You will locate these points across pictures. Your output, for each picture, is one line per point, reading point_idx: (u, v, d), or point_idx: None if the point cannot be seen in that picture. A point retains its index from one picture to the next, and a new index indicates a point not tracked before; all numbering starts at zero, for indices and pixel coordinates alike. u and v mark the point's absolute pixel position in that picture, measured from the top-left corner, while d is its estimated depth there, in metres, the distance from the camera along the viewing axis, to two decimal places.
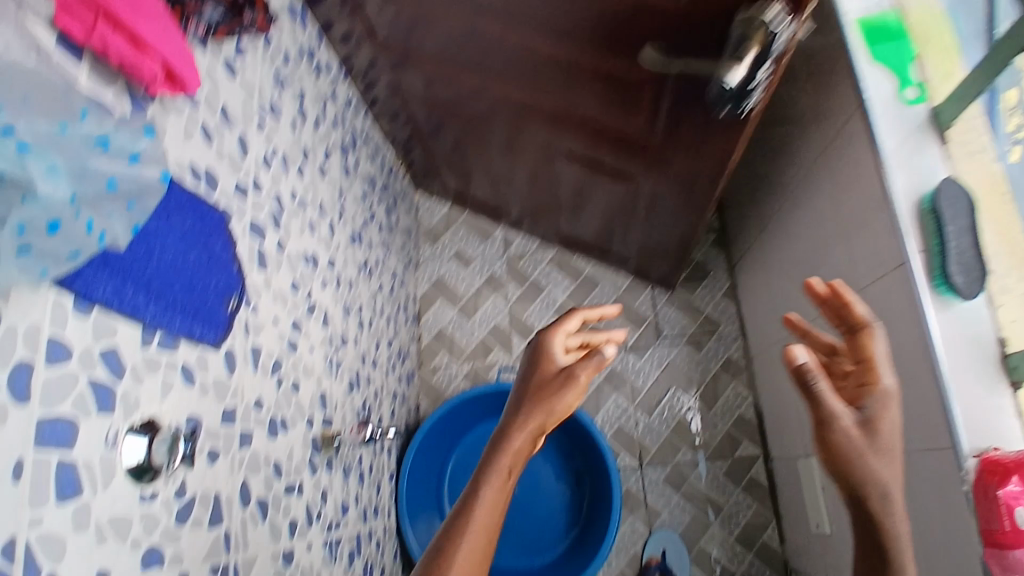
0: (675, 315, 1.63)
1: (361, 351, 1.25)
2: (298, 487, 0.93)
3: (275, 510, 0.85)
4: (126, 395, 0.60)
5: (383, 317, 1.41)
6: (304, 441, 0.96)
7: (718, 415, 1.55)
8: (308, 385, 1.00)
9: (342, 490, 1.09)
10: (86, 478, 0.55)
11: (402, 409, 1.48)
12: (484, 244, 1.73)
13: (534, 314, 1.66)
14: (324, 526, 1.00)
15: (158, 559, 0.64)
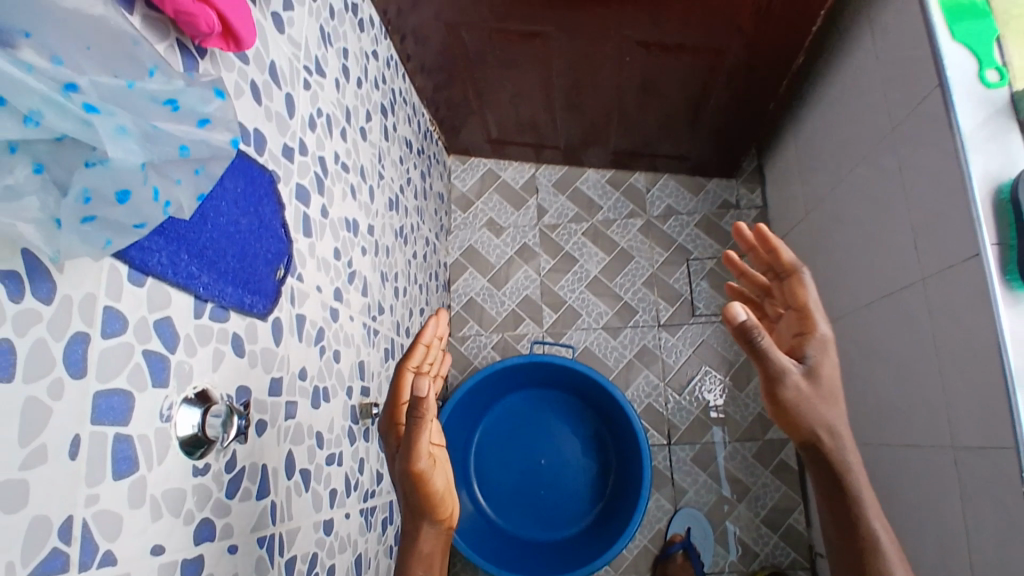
0: (710, 294, 1.60)
1: (396, 319, 1.23)
2: (338, 457, 0.92)
3: (317, 480, 0.85)
4: (180, 365, 0.58)
5: (416, 284, 1.38)
6: (344, 411, 0.95)
7: (750, 397, 1.53)
8: (348, 354, 0.98)
9: (377, 459, 1.08)
10: (142, 452, 0.53)
11: None
12: (517, 213, 1.69)
13: (566, 286, 1.63)
14: (361, 495, 1.00)
15: (210, 533, 0.62)
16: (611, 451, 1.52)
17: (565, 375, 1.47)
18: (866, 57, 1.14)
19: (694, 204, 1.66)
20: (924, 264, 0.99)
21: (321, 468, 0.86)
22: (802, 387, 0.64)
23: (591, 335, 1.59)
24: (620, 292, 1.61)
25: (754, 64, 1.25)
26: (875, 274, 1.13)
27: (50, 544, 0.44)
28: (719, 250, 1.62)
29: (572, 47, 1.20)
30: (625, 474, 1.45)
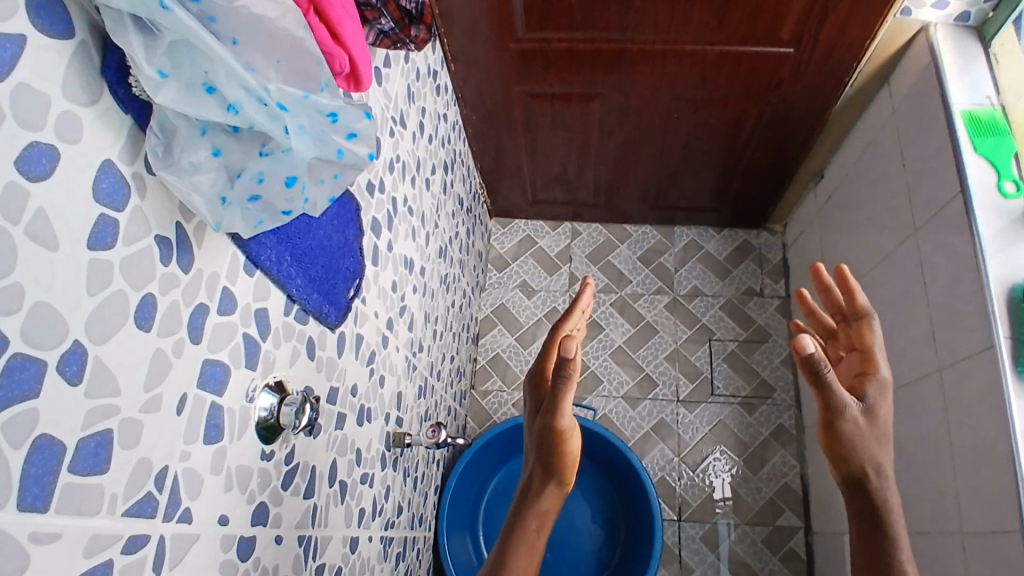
0: (730, 375, 1.64)
1: (431, 360, 1.28)
2: (370, 478, 0.95)
3: (351, 494, 0.88)
4: (266, 354, 0.64)
5: (451, 331, 1.45)
6: (379, 435, 0.99)
7: (763, 481, 1.54)
8: (390, 381, 1.03)
9: (400, 491, 1.11)
10: (227, 424, 0.58)
11: (453, 425, 1.50)
12: (549, 278, 1.77)
13: (590, 352, 1.68)
14: (382, 522, 1.02)
15: (262, 518, 0.65)
16: (620, 521, 1.51)
17: (583, 437, 1.50)
18: (893, 164, 1.24)
19: (719, 287, 1.73)
20: (944, 356, 1.04)
21: (355, 483, 0.90)
22: (860, 422, 0.72)
23: (611, 403, 1.63)
24: (642, 363, 1.66)
25: (789, 127, 1.39)
26: (895, 366, 1.18)
27: (146, 489, 0.48)
28: (741, 334, 1.68)
29: (625, 104, 1.35)
30: (634, 545, 1.45)
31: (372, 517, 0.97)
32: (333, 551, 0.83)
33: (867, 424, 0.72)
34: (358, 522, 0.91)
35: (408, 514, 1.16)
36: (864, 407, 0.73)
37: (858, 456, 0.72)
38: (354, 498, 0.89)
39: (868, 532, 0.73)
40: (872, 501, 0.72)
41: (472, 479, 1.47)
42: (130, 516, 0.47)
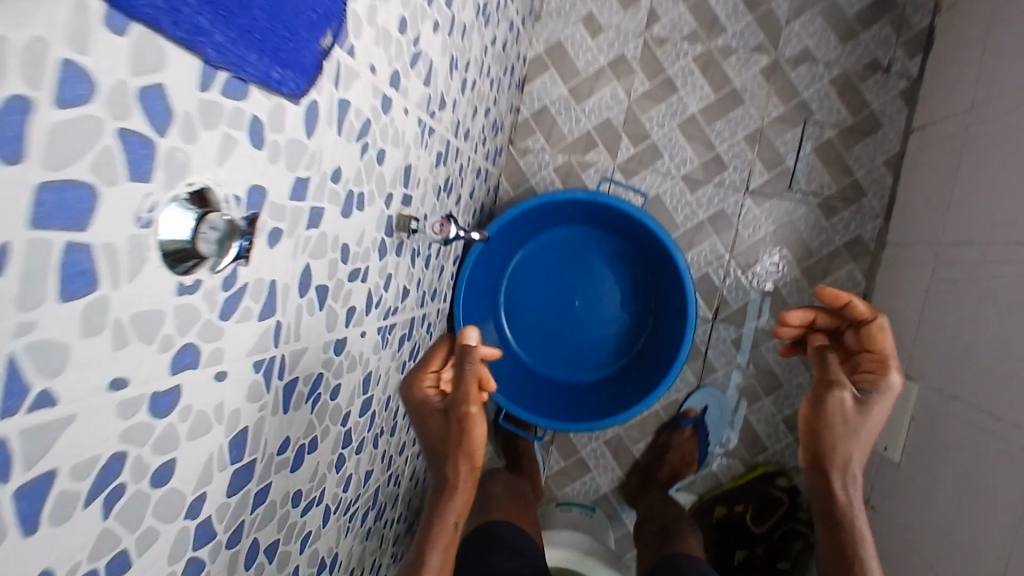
0: (817, 169, 1.36)
1: (458, 118, 1.04)
2: (363, 272, 0.80)
3: (342, 302, 0.74)
4: (172, 153, 0.42)
5: (489, 77, 1.17)
6: (378, 222, 0.81)
7: (818, 294, 1.37)
8: (396, 155, 0.82)
9: (408, 275, 0.98)
10: (107, 267, 0.38)
11: (481, 189, 1.31)
12: (623, 14, 1.39)
13: (655, 119, 1.39)
14: (382, 311, 0.90)
15: (192, 360, 0.50)
16: (649, 311, 1.42)
17: (626, 222, 1.32)
18: None
19: (838, 54, 1.34)
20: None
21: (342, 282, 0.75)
22: (852, 410, 0.84)
23: (667, 183, 1.40)
24: (715, 141, 1.38)
25: None
26: None
27: None
28: (846, 120, 1.35)
29: None
30: (660, 340, 1.37)
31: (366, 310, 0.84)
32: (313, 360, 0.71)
33: (855, 409, 0.84)
34: (347, 322, 0.79)
35: (418, 295, 1.05)
36: (857, 398, 0.84)
37: None
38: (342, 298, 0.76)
39: None
40: None
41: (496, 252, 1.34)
42: None
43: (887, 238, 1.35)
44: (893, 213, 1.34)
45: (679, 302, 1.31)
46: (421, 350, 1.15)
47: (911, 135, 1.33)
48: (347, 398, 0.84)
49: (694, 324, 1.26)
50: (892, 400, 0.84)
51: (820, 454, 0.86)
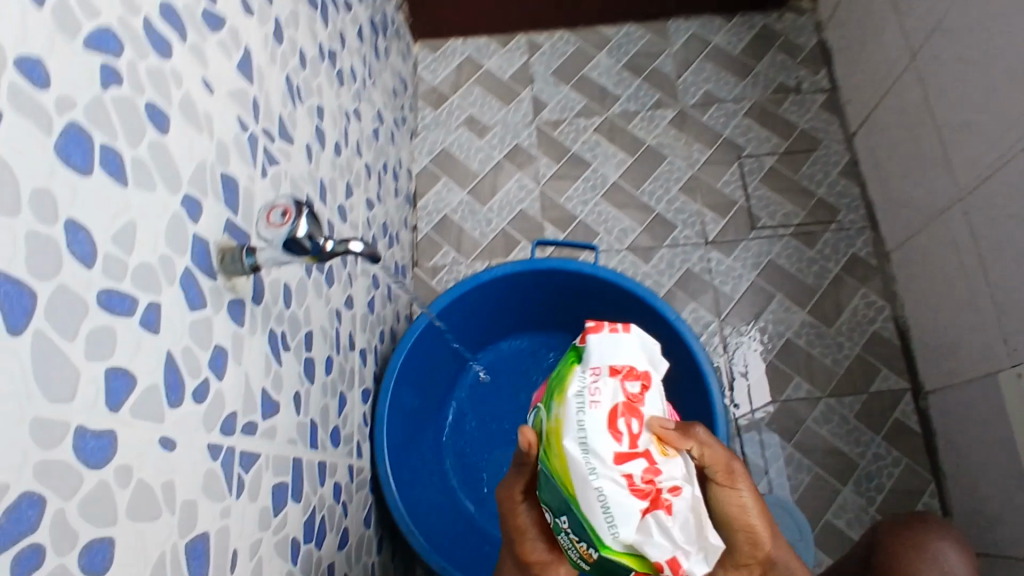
0: (773, 198, 1.19)
1: (325, 181, 0.83)
2: (129, 303, 0.46)
3: (75, 321, 0.41)
4: (92, 210, 0.43)
5: (350, 147, 0.92)
6: (119, 266, 0.45)
7: (843, 334, 1.11)
8: (139, 197, 0.48)
9: (258, 348, 0.61)
10: (91, 227, 0.43)
11: (387, 311, 1.03)
12: (506, 108, 1.28)
13: (574, 198, 1.21)
14: (215, 365, 0.54)
15: (127, 372, 0.45)
16: None
17: (613, 311, 1.00)
18: None
19: (741, 88, 1.27)
20: None
21: (69, 265, 0.41)
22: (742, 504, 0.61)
23: (616, 260, 1.17)
24: (653, 201, 1.20)
25: None
26: None
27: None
28: (780, 145, 1.23)
29: None
30: None
31: (176, 399, 0.49)
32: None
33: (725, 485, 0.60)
34: (106, 357, 0.43)
35: (297, 408, 0.69)
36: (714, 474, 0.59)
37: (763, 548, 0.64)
38: (51, 387, 0.39)
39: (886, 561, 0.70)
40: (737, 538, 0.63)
41: (439, 371, 1.02)
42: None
43: (886, 246, 1.14)
44: (879, 217, 1.15)
45: (688, 372, 0.93)
46: (342, 540, 0.78)
47: (853, 139, 1.21)
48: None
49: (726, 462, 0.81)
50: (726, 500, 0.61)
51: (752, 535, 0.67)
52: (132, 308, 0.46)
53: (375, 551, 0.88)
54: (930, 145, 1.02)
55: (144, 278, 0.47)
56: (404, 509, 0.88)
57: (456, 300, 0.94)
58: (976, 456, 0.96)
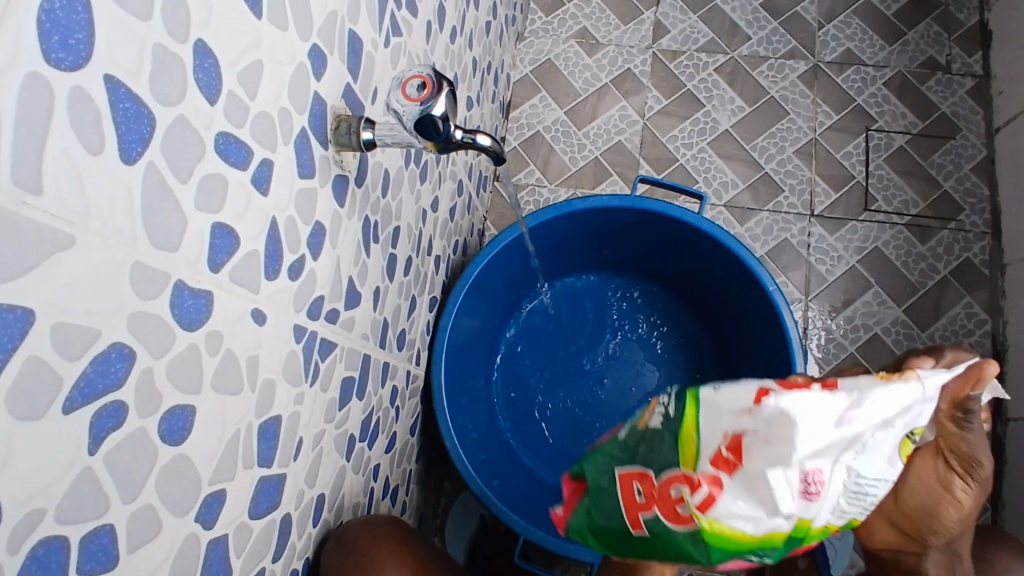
0: (894, 181, 1.09)
1: (436, 68, 0.76)
2: (245, 155, 0.40)
3: (193, 162, 0.36)
4: (227, 44, 0.38)
5: (464, 35, 0.84)
6: (241, 110, 0.40)
7: (935, 341, 1.03)
8: (271, 35, 0.42)
9: (352, 234, 0.56)
10: (221, 62, 0.38)
11: (464, 220, 0.97)
12: (624, 28, 1.17)
13: (678, 139, 1.12)
14: (313, 244, 0.49)
15: (231, 234, 0.40)
16: None
17: (705, 269, 0.93)
18: None
19: (886, 53, 1.14)
20: None
21: (192, 95, 0.36)
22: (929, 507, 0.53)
23: (709, 214, 1.08)
24: (762, 160, 1.10)
25: None
26: None
27: (115, 49, 0.30)
28: (915, 125, 1.11)
29: None
30: None
31: (273, 271, 0.45)
32: (39, 375, 0.28)
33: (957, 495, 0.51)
34: (217, 209, 0.38)
35: (375, 303, 0.65)
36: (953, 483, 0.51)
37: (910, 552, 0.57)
38: (155, 232, 0.34)
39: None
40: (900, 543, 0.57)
41: (506, 293, 0.97)
42: (133, 18, 0.31)
43: (1004, 258, 1.04)
44: (1005, 224, 1.05)
45: (773, 346, 0.86)
46: (389, 444, 0.76)
47: (996, 135, 1.09)
48: (209, 473, 0.41)
49: None
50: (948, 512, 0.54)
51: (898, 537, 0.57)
52: (246, 161, 0.41)
53: (414, 460, 0.86)
54: None
55: (263, 130, 0.42)
56: (453, 428, 0.85)
57: (544, 224, 0.88)
58: None
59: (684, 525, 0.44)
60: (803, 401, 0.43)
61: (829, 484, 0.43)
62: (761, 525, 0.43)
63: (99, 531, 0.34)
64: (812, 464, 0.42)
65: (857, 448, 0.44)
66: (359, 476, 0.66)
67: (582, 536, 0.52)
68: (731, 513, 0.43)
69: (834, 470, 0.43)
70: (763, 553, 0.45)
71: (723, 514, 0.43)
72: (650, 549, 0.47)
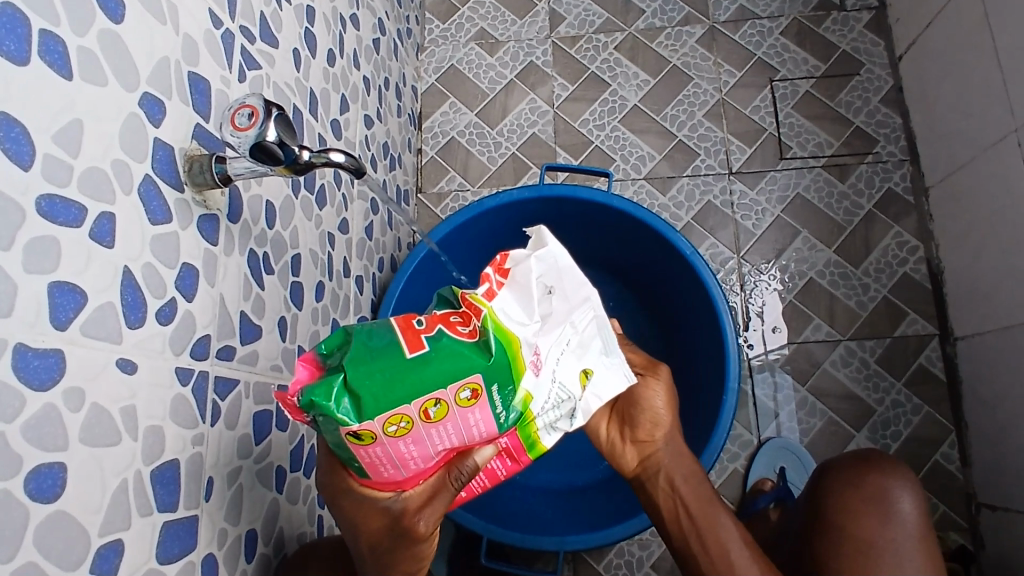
0: (805, 126, 1.10)
1: (316, 93, 0.76)
2: (77, 211, 0.41)
3: (13, 227, 0.37)
4: (37, 110, 0.38)
5: (346, 57, 0.85)
6: (64, 170, 0.40)
7: (870, 275, 1.05)
8: (88, 93, 0.42)
9: (236, 269, 0.57)
10: (32, 130, 0.38)
11: (386, 236, 0.98)
12: (520, 22, 1.18)
13: (591, 122, 1.13)
14: (182, 286, 0.50)
15: (75, 291, 0.41)
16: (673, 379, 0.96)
17: (628, 244, 0.93)
18: None
19: (778, 3, 1.16)
20: None
21: (4, 166, 0.36)
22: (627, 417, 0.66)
23: (632, 190, 1.10)
24: (674, 128, 1.11)
25: None
26: None
27: None
28: (817, 69, 1.12)
29: None
30: (691, 422, 0.90)
31: (137, 320, 0.45)
32: None
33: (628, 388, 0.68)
34: (51, 269, 0.39)
35: (282, 332, 0.65)
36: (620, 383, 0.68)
37: (653, 462, 0.66)
38: None
39: (699, 496, 0.65)
40: (654, 458, 0.66)
41: None
42: None
43: (925, 182, 1.05)
44: (921, 149, 1.06)
45: (703, 309, 0.87)
46: None
47: (899, 63, 1.10)
48: (98, 526, 0.41)
49: (727, 433, 0.79)
50: (657, 414, 0.65)
51: (635, 451, 0.67)
52: (80, 218, 0.41)
53: None
54: (987, 71, 0.93)
55: (95, 184, 0.42)
56: None
57: (459, 228, 0.89)
58: (1003, 407, 0.91)
59: (478, 337, 0.44)
60: (566, 257, 0.50)
61: (548, 360, 0.47)
62: (522, 322, 0.45)
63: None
64: (542, 336, 0.46)
65: (578, 347, 0.50)
66: (298, 506, 0.67)
67: (320, 396, 0.41)
68: (504, 307, 0.45)
69: (559, 334, 0.47)
70: (508, 396, 0.45)
71: (500, 307, 0.45)
72: (432, 378, 0.43)
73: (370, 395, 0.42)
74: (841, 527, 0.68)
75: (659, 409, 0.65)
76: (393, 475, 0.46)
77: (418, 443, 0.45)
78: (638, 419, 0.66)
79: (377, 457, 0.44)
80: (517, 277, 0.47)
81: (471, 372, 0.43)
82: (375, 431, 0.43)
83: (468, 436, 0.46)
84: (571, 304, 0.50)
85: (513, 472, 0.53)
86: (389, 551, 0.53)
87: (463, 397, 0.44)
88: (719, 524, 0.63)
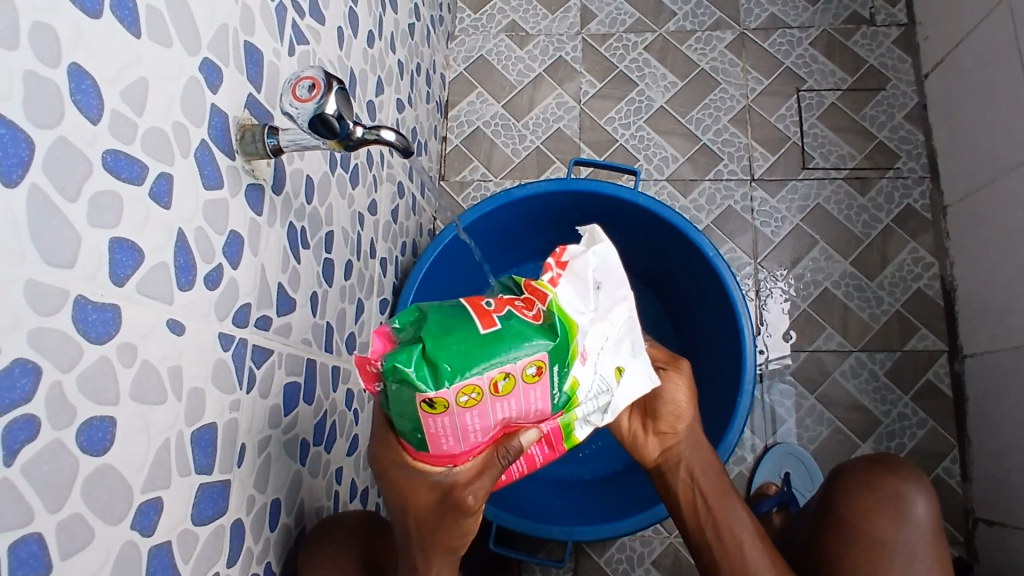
0: (829, 137, 1.11)
1: (355, 73, 0.77)
2: (138, 170, 0.41)
3: (79, 180, 0.37)
4: (107, 65, 0.39)
5: (384, 40, 0.86)
6: (128, 127, 0.40)
7: (884, 289, 1.06)
8: (152, 52, 0.43)
9: (276, 240, 0.57)
10: (102, 85, 0.38)
11: (409, 220, 0.98)
12: (551, 17, 1.19)
13: (616, 120, 1.14)
14: (228, 252, 0.50)
15: (133, 248, 0.41)
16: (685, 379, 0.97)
17: (651, 242, 0.94)
18: None
19: (809, 15, 1.16)
20: None
21: (74, 119, 0.36)
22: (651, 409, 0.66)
23: (654, 190, 1.10)
24: (699, 132, 1.12)
25: None
26: None
27: None
28: (843, 81, 1.13)
29: None
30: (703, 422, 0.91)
31: (187, 282, 0.46)
32: None
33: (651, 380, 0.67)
34: (112, 223, 0.39)
35: (313, 308, 0.66)
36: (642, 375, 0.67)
37: (675, 455, 0.67)
38: (49, 249, 0.35)
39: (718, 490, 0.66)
40: (677, 451, 0.67)
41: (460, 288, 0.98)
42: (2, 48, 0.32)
43: (944, 200, 1.06)
44: (942, 167, 1.07)
45: (723, 313, 0.88)
46: (351, 447, 0.77)
47: (925, 81, 1.11)
48: (140, 483, 0.42)
49: (738, 437, 0.80)
50: (681, 408, 0.65)
51: (657, 443, 0.67)
52: (141, 176, 0.42)
53: None
54: (1013, 93, 0.94)
55: (155, 144, 0.43)
56: None
57: (486, 216, 0.89)
58: (1009, 425, 0.93)
59: (541, 319, 0.45)
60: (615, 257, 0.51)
61: (594, 353, 0.48)
62: (579, 311, 0.47)
63: (26, 539, 0.34)
64: (593, 329, 0.48)
65: (616, 345, 0.51)
66: (318, 479, 0.67)
67: (401, 360, 0.42)
68: (565, 294, 0.47)
69: (607, 328, 0.49)
70: (565, 376, 0.46)
71: (562, 296, 0.47)
72: (504, 351, 0.43)
73: (449, 364, 0.42)
74: (856, 529, 0.69)
75: (681, 405, 0.65)
76: (451, 448, 0.46)
77: (481, 416, 0.44)
78: (661, 413, 0.65)
79: (441, 428, 0.44)
80: (579, 268, 0.48)
81: (539, 347, 0.44)
82: (448, 400, 0.42)
83: (525, 412, 0.46)
84: (618, 302, 0.51)
85: (548, 460, 0.53)
86: (434, 528, 0.53)
87: (529, 373, 0.44)
88: (733, 517, 0.66)
